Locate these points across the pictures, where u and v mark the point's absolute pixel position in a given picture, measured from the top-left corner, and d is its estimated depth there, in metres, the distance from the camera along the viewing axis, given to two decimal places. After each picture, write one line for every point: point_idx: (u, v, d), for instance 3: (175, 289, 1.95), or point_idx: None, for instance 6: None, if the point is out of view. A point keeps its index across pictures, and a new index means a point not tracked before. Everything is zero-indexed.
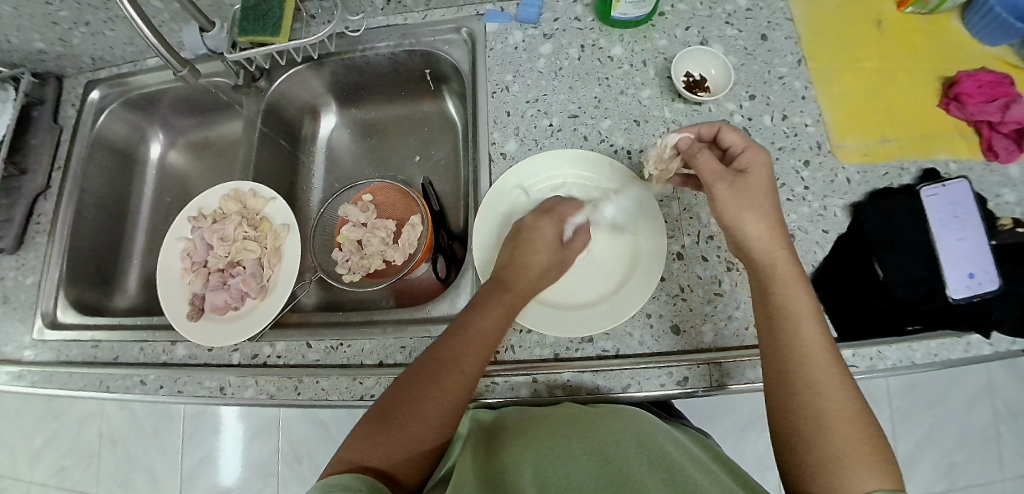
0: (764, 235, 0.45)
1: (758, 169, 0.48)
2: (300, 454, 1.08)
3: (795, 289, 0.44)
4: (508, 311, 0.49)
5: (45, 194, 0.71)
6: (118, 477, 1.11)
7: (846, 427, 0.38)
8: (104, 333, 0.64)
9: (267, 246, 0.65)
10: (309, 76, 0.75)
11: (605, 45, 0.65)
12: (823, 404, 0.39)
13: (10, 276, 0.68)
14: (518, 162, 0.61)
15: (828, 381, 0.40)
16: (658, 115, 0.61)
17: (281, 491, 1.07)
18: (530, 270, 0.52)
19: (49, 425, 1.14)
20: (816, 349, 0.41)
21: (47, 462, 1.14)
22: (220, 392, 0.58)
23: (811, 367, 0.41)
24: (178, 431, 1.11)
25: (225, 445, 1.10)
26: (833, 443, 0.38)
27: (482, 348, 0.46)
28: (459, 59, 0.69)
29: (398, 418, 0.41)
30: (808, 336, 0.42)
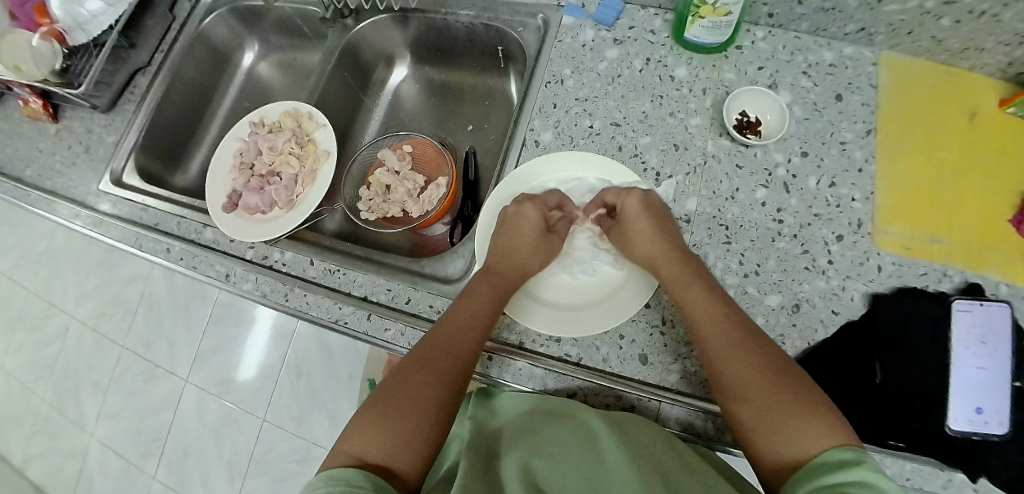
0: (652, 253, 0.52)
1: (634, 204, 0.55)
2: (302, 370, 1.17)
3: (688, 281, 0.49)
4: (498, 296, 0.53)
5: (144, 70, 0.81)
6: (143, 336, 1.26)
7: (761, 393, 0.40)
8: (154, 201, 0.73)
9: (306, 166, 0.70)
10: (391, 28, 0.78)
11: (670, 64, 0.64)
12: (736, 384, 0.42)
13: (97, 131, 0.79)
14: (547, 153, 0.61)
15: (737, 361, 0.43)
16: (700, 146, 0.59)
17: (274, 397, 1.17)
18: (517, 256, 0.55)
19: (103, 272, 1.31)
20: (716, 329, 0.45)
21: (92, 304, 1.31)
22: (225, 278, 0.65)
23: (720, 351, 0.44)
24: (206, 313, 1.24)
25: (252, 342, 1.21)
26: (765, 412, 0.39)
27: (472, 336, 0.50)
28: (528, 43, 0.70)
29: (392, 405, 0.44)
30: (706, 322, 0.46)
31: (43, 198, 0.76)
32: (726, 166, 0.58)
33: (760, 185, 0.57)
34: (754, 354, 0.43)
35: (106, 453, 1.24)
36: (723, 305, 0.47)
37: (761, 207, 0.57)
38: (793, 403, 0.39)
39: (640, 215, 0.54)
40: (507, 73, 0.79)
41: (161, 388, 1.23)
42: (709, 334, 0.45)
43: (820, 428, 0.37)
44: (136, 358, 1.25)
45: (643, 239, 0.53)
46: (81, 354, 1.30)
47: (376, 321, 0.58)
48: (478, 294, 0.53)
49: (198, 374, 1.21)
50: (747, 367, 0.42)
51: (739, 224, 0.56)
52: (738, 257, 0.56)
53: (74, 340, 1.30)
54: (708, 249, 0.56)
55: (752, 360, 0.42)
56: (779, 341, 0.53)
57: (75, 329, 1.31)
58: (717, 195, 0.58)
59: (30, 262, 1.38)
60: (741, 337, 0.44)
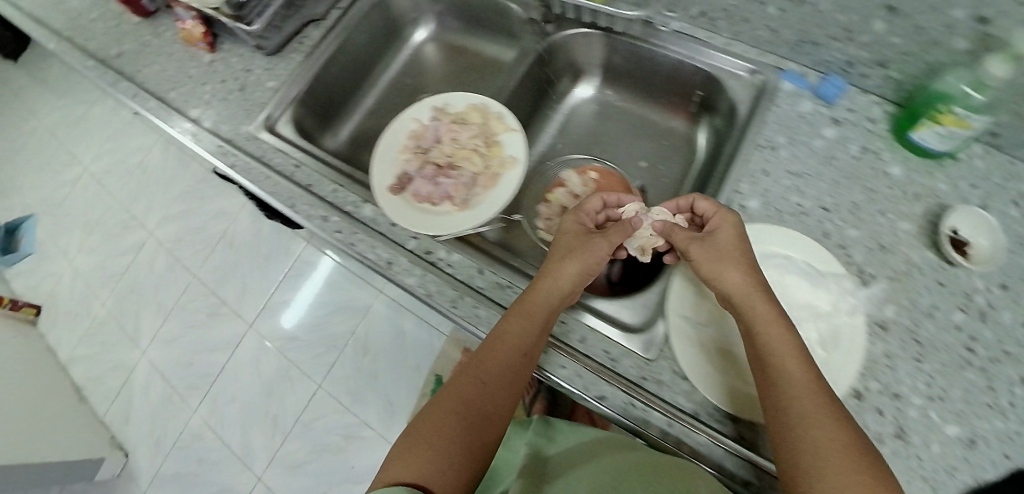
0: (736, 286, 0.48)
1: (727, 230, 0.53)
2: (369, 345, 1.22)
3: (775, 330, 0.45)
4: (529, 310, 0.51)
5: (317, 23, 0.78)
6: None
7: (831, 458, 0.36)
8: (309, 160, 0.71)
9: (488, 168, 0.67)
10: (594, 43, 0.75)
11: (886, 160, 0.63)
12: (809, 448, 0.38)
13: (256, 73, 0.76)
14: (752, 223, 0.60)
15: (817, 422, 0.39)
16: (905, 253, 0.59)
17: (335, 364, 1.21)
18: (561, 275, 0.54)
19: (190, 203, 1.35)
20: (797, 389, 0.41)
21: (175, 227, 1.48)
22: (386, 265, 0.62)
23: (805, 413, 0.39)
24: (285, 266, 1.34)
25: (323, 305, 1.28)
26: (832, 483, 0.35)
27: (503, 352, 0.49)
28: (738, 99, 0.67)
29: (427, 432, 0.44)
30: (796, 377, 0.42)
31: (191, 128, 0.73)
32: (927, 279, 0.58)
33: (958, 308, 0.58)
34: (798, 388, 0.41)
35: (161, 371, 1.37)
36: (802, 358, 0.43)
37: (955, 332, 0.57)
38: (836, 452, 0.36)
39: (717, 241, 0.52)
40: (697, 122, 0.76)
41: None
42: (791, 390, 0.41)
43: None
44: None
45: (721, 271, 0.50)
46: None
47: (551, 354, 0.57)
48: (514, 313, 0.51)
49: (264, 324, 1.30)
50: (819, 419, 0.39)
51: (932, 342, 0.57)
52: (925, 378, 0.56)
53: (176, 260, 1.44)
54: (898, 361, 0.56)
55: (811, 404, 0.40)
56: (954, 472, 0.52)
57: None
58: (915, 308, 0.58)
59: (158, 179, 1.55)
60: (815, 389, 0.41)
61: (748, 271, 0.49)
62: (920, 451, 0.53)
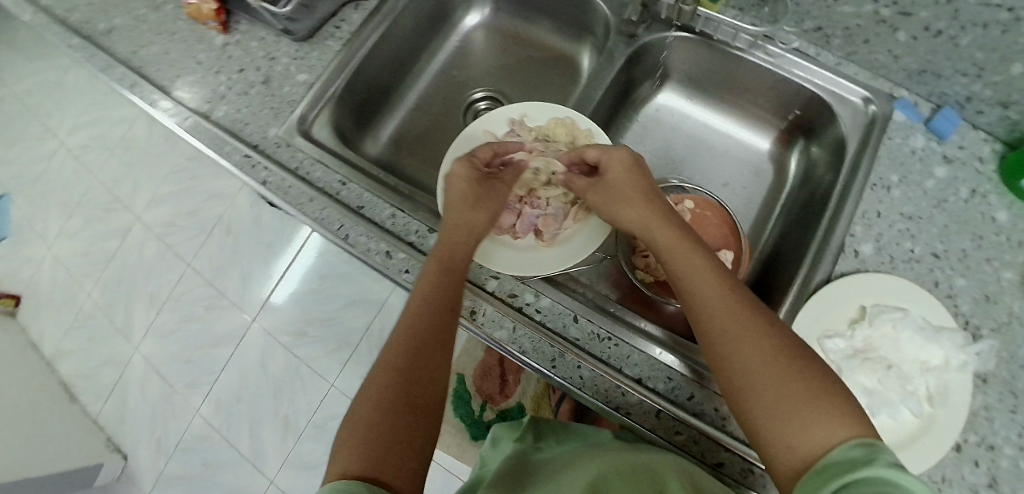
0: (641, 217, 0.50)
1: (620, 155, 0.53)
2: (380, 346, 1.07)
3: (689, 260, 0.46)
4: (443, 261, 0.49)
5: (359, 4, 0.67)
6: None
7: (774, 384, 0.37)
8: (355, 176, 0.62)
9: (578, 197, 0.59)
10: (690, 49, 0.67)
11: (993, 203, 0.60)
12: (739, 368, 0.39)
13: (283, 62, 0.66)
14: (865, 271, 0.57)
15: (738, 338, 0.40)
16: (1008, 304, 0.58)
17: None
18: (472, 213, 0.53)
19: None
20: (714, 305, 0.42)
21: (169, 213, 1.40)
22: (469, 315, 0.56)
23: (726, 330, 0.41)
24: (287, 254, 1.30)
25: (332, 298, 1.26)
26: (781, 409, 0.36)
27: (427, 299, 0.46)
28: (847, 130, 0.62)
29: (383, 413, 0.40)
30: (708, 296, 0.43)
31: (218, 137, 0.64)
32: None
33: None
34: (712, 306, 0.43)
35: (161, 369, 1.33)
36: (720, 280, 0.44)
37: None
38: (802, 396, 0.36)
39: (620, 168, 0.53)
40: (791, 145, 0.72)
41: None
42: (710, 315, 0.43)
43: (818, 424, 0.35)
44: None
45: (632, 209, 0.51)
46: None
47: (666, 422, 0.52)
48: (454, 265, 0.49)
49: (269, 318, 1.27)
50: (748, 355, 0.39)
51: None
52: (1020, 429, 0.56)
53: (181, 249, 1.37)
54: (996, 414, 0.56)
55: (763, 343, 0.39)
56: None
57: None
58: (1014, 360, 0.57)
59: (152, 159, 1.46)
60: (734, 319, 0.41)
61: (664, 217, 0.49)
62: None
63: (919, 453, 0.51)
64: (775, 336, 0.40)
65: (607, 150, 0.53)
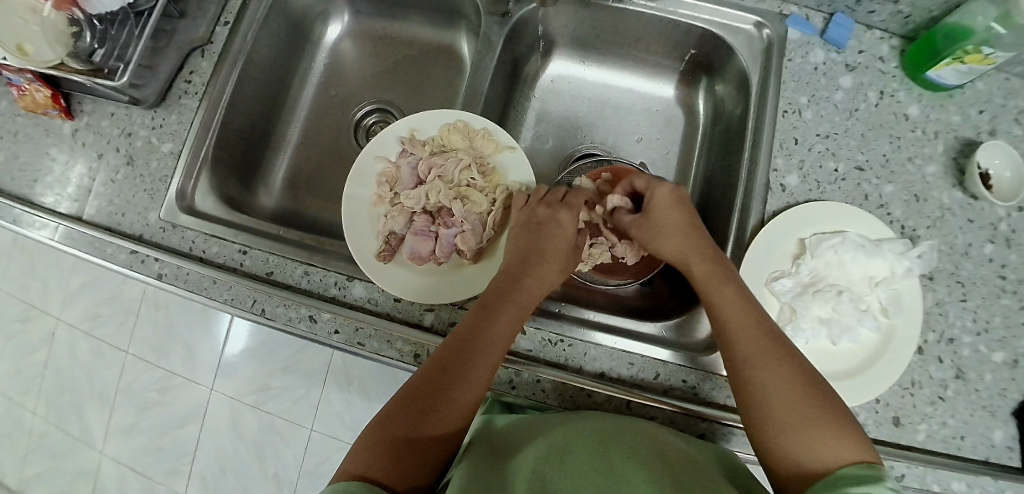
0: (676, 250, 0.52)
1: (659, 197, 0.55)
2: (351, 374, 1.00)
3: (716, 283, 0.48)
4: (487, 302, 0.46)
5: (204, 49, 0.58)
6: (152, 341, 1.04)
7: (791, 401, 0.40)
8: (257, 241, 0.56)
9: (493, 202, 0.55)
10: (566, 11, 0.62)
11: (903, 100, 0.59)
12: (761, 383, 0.41)
13: (142, 135, 0.57)
14: (797, 203, 0.55)
15: (761, 356, 0.43)
16: (937, 197, 0.58)
17: (325, 406, 1.00)
18: (541, 265, 0.49)
19: (90, 266, 1.06)
20: (739, 322, 0.45)
21: (32, 324, 1.09)
22: (413, 359, 0.50)
23: (753, 347, 0.43)
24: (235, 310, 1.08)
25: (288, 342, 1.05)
26: (795, 425, 0.38)
27: (488, 353, 0.43)
28: (749, 62, 0.60)
29: (413, 422, 0.39)
30: (730, 312, 0.46)
31: (93, 239, 0.56)
32: (960, 218, 0.58)
33: (988, 239, 0.59)
34: (739, 323, 0.45)
35: None
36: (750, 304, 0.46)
37: (989, 263, 0.58)
38: (829, 418, 0.38)
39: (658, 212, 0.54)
40: (694, 85, 0.68)
41: (181, 399, 1.03)
42: (736, 328, 0.45)
43: (831, 442, 0.37)
44: (147, 367, 1.04)
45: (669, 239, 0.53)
46: (75, 362, 1.07)
47: (639, 409, 0.50)
48: (506, 308, 0.46)
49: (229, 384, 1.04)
50: (773, 375, 0.41)
51: (972, 280, 0.58)
52: (972, 315, 0.57)
53: (53, 360, 1.08)
54: (948, 307, 0.57)
55: (781, 370, 0.41)
56: (1003, 395, 0.57)
57: (62, 334, 1.07)
58: (954, 249, 0.58)
59: None
60: (765, 341, 0.43)
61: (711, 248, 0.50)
62: (976, 385, 0.57)
63: (885, 367, 0.52)
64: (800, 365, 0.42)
65: (655, 183, 0.54)
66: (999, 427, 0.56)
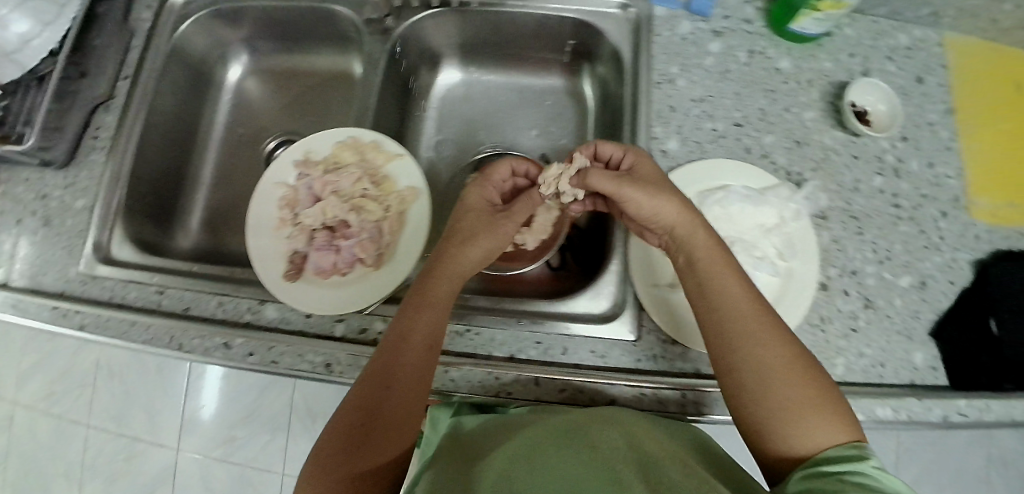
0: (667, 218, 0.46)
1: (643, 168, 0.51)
2: (315, 412, 1.01)
3: (715, 259, 0.44)
4: (420, 303, 0.45)
5: (106, 105, 0.59)
6: (111, 410, 1.03)
7: (785, 383, 0.37)
8: (173, 280, 0.57)
9: (390, 209, 0.57)
10: (447, 21, 0.63)
11: (773, 56, 0.62)
12: (755, 360, 0.38)
13: (55, 195, 0.58)
14: (681, 165, 0.57)
15: (762, 334, 0.39)
16: (818, 140, 0.60)
17: (293, 447, 1.01)
18: (470, 251, 0.49)
19: (40, 344, 1.05)
20: (733, 299, 0.41)
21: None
22: (326, 369, 0.52)
23: (739, 322, 0.40)
24: (183, 370, 1.02)
25: (240, 392, 1.03)
26: (782, 406, 0.37)
27: (404, 353, 0.42)
28: (618, 40, 0.61)
29: (360, 442, 0.39)
30: (733, 290, 0.42)
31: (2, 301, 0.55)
32: (845, 157, 0.60)
33: (876, 172, 0.60)
34: (734, 299, 0.41)
35: None
36: (745, 283, 0.43)
37: (880, 194, 0.60)
38: (808, 403, 0.37)
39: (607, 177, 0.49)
40: (577, 71, 0.69)
41: (150, 462, 1.02)
42: (733, 304, 0.41)
43: (825, 426, 0.36)
44: (109, 437, 1.03)
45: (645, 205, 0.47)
46: (36, 444, 1.05)
47: (547, 384, 0.52)
48: (434, 308, 0.45)
49: (190, 442, 1.02)
50: (765, 357, 0.38)
51: (866, 214, 0.59)
52: (871, 246, 0.59)
53: (13, 446, 1.06)
54: (846, 243, 0.58)
55: (780, 351, 0.39)
56: (916, 317, 0.58)
57: (20, 417, 1.06)
58: (843, 187, 0.59)
59: None
60: (763, 319, 0.41)
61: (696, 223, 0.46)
62: (887, 312, 0.58)
63: (786, 308, 0.53)
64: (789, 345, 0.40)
65: (633, 153, 0.50)
66: (917, 349, 0.58)
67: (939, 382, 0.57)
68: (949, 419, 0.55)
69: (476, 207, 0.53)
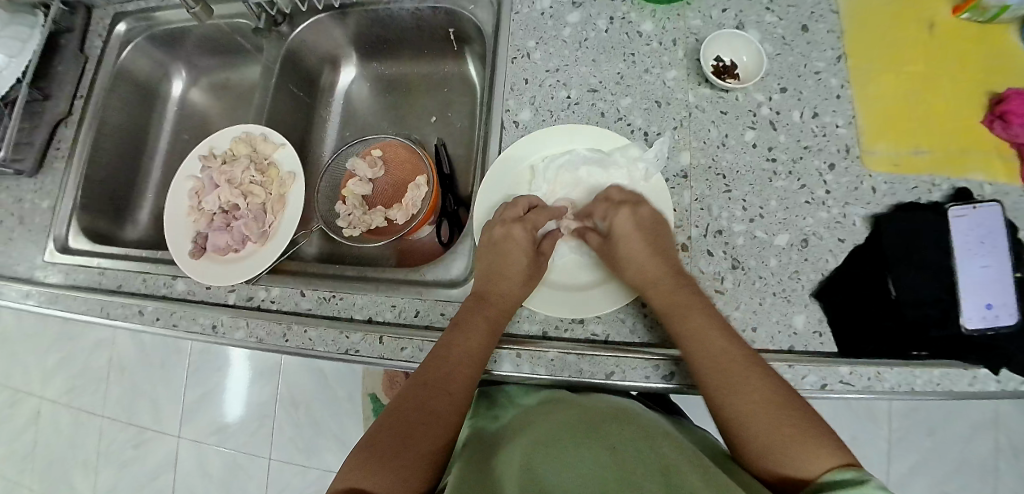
0: (638, 279, 0.50)
1: (619, 228, 0.53)
2: (298, 399, 1.11)
3: (686, 310, 0.47)
4: (493, 328, 0.51)
5: (66, 121, 0.74)
6: (123, 401, 1.19)
7: (767, 417, 0.40)
8: (111, 262, 0.68)
9: (272, 193, 0.65)
10: (330, 26, 0.72)
11: (635, 20, 0.61)
12: (743, 408, 0.41)
13: (28, 199, 0.72)
14: (529, 133, 0.58)
15: (734, 382, 0.42)
16: (681, 98, 0.58)
17: (276, 433, 1.11)
18: (511, 282, 0.53)
19: (64, 345, 1.22)
20: (710, 347, 0.44)
21: (24, 406, 1.24)
22: (213, 330, 0.60)
23: (720, 375, 0.43)
24: (183, 363, 1.18)
25: (232, 381, 1.15)
26: (765, 438, 0.39)
27: (468, 368, 0.48)
28: (482, 20, 0.65)
29: (402, 445, 0.42)
30: (698, 329, 0.46)
31: None
32: (711, 114, 0.58)
33: (748, 127, 0.57)
34: (708, 349, 0.44)
35: None
36: (726, 332, 0.46)
37: (754, 149, 0.57)
38: (788, 428, 0.39)
39: (625, 229, 0.52)
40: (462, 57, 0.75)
41: (155, 450, 1.16)
42: (705, 359, 0.44)
43: (819, 454, 0.37)
44: (121, 425, 1.18)
45: (636, 259, 0.51)
46: (61, 434, 1.22)
47: (390, 344, 0.54)
48: (476, 324, 0.50)
49: (190, 428, 1.15)
50: (747, 394, 0.42)
51: (734, 170, 0.56)
52: (740, 204, 0.55)
53: (44, 437, 1.23)
54: (710, 201, 0.56)
55: (755, 394, 0.41)
56: (795, 277, 0.53)
57: (46, 411, 1.23)
58: (707, 144, 0.57)
59: None
60: (736, 366, 0.43)
61: (665, 274, 0.50)
62: (760, 273, 0.54)
63: None
64: (769, 374, 0.43)
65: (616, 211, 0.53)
66: (797, 312, 0.52)
67: (824, 348, 0.52)
68: (830, 388, 0.50)
69: (518, 241, 0.54)
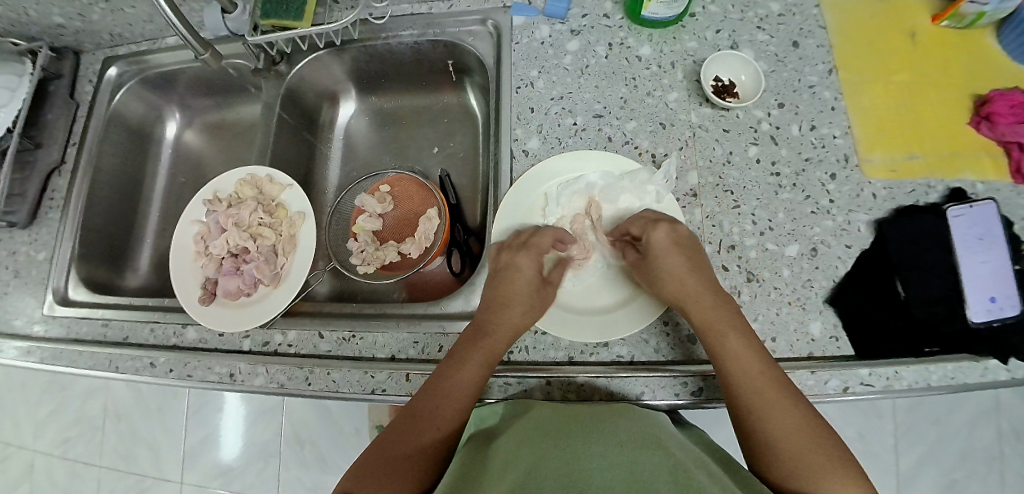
0: (679, 292, 0.51)
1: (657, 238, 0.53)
2: (302, 437, 1.09)
3: (720, 328, 0.49)
4: (486, 362, 0.50)
5: (59, 169, 0.72)
6: (120, 450, 1.14)
7: (796, 443, 0.43)
8: (116, 313, 0.66)
9: (282, 233, 0.64)
10: (329, 61, 0.72)
11: (633, 44, 0.63)
12: (778, 436, 0.43)
13: (23, 251, 0.70)
14: (540, 161, 0.59)
15: (771, 404, 0.45)
16: (684, 119, 0.60)
17: (283, 471, 1.09)
18: (513, 310, 0.53)
19: (54, 395, 1.17)
20: (745, 367, 0.46)
21: (15, 462, 1.19)
22: (230, 378, 0.59)
23: (753, 397, 0.45)
24: (183, 406, 1.13)
25: (227, 422, 1.12)
26: (795, 463, 0.42)
27: (456, 401, 0.48)
28: (483, 52, 0.66)
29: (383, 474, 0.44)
30: (734, 352, 0.47)
31: None
32: (714, 132, 0.59)
33: (750, 143, 0.59)
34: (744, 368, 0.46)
35: None
36: (761, 355, 0.47)
37: (757, 164, 0.58)
38: (821, 456, 0.42)
39: (664, 246, 0.52)
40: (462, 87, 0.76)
41: None
42: (741, 379, 0.46)
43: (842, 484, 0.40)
44: (119, 475, 1.14)
45: (675, 274, 0.51)
46: (57, 487, 1.17)
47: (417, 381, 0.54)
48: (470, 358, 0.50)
49: (193, 472, 1.12)
50: (785, 420, 0.44)
51: (742, 185, 0.58)
52: (750, 218, 0.57)
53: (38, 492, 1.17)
54: (721, 217, 0.57)
55: (790, 418, 0.44)
56: (809, 285, 0.55)
57: (39, 465, 1.17)
58: (713, 162, 0.59)
59: None
60: (771, 385, 0.45)
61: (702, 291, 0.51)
62: (774, 283, 0.55)
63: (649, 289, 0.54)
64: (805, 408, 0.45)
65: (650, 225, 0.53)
66: (813, 319, 0.54)
67: (843, 352, 0.53)
68: (851, 391, 0.51)
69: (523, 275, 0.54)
